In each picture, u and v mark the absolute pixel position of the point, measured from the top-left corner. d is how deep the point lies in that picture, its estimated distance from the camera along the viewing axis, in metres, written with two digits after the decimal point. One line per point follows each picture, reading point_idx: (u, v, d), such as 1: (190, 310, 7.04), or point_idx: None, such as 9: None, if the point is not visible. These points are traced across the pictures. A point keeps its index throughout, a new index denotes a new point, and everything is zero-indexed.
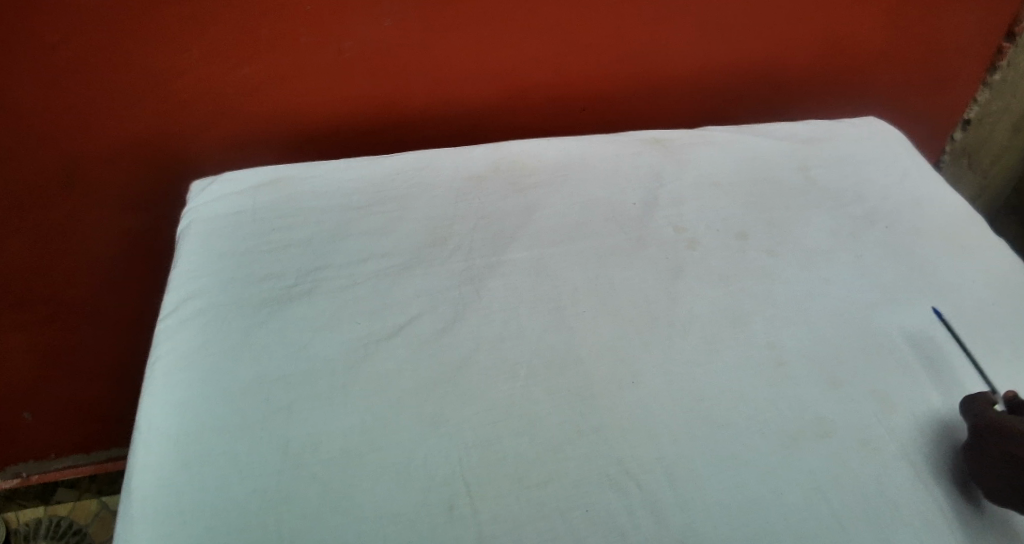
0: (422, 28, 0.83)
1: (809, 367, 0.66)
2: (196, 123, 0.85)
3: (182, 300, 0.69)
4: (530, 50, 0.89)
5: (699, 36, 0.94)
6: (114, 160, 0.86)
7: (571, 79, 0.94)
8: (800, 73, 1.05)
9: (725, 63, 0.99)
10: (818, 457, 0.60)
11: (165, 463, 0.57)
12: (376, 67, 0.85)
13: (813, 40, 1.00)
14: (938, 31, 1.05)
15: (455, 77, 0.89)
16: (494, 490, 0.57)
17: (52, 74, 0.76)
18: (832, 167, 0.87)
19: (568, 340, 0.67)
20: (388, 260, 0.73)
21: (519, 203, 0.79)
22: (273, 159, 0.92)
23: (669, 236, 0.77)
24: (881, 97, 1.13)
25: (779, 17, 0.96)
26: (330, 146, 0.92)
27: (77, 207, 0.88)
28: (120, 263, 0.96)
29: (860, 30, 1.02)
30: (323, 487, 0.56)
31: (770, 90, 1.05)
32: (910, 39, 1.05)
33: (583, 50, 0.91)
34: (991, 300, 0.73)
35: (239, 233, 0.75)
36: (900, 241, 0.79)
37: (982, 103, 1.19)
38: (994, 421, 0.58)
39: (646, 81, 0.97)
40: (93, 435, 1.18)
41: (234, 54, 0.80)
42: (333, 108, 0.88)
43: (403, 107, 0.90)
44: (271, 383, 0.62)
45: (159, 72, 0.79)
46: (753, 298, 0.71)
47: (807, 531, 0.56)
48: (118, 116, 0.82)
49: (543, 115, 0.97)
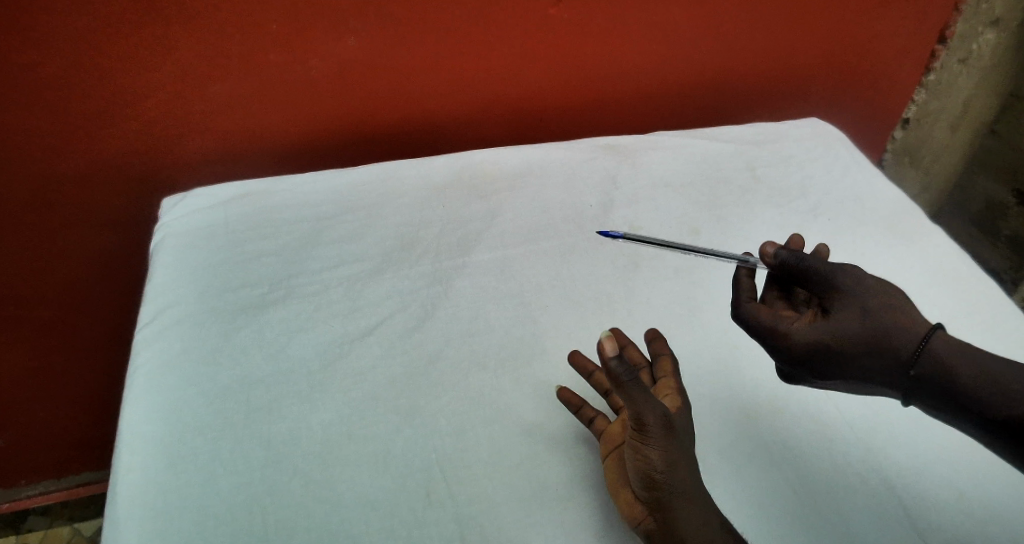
0: (393, 42, 0.87)
1: (757, 351, 0.71)
2: (182, 128, 0.86)
3: (160, 310, 0.71)
4: (498, 59, 0.93)
5: (705, 42, 1.03)
6: (85, 178, 0.86)
7: (557, 82, 0.99)
8: (785, 73, 1.13)
9: (678, 71, 1.05)
10: (770, 432, 0.65)
11: (150, 464, 0.59)
12: (360, 70, 0.88)
13: (813, 37, 1.09)
14: (929, 30, 1.15)
15: (427, 89, 0.93)
16: (470, 474, 0.60)
17: (50, 74, 0.77)
18: (776, 166, 0.93)
19: (533, 333, 0.70)
20: (358, 265, 0.76)
21: (484, 208, 0.83)
22: (258, 165, 0.94)
23: (625, 234, 0.81)
24: (854, 99, 1.22)
25: (778, 17, 1.04)
26: (306, 159, 0.95)
27: (50, 225, 0.89)
28: (96, 282, 0.97)
29: (824, 35, 1.09)
30: (305, 480, 0.59)
31: (719, 98, 1.11)
32: (875, 38, 1.13)
33: (573, 56, 0.97)
34: (925, 283, 0.79)
35: (214, 244, 0.77)
36: (841, 233, 0.84)
37: (920, 103, 1.27)
38: (801, 343, 0.60)
39: (612, 82, 1.02)
40: (76, 441, 1.16)
41: (209, 74, 0.82)
42: (316, 117, 0.91)
43: (376, 113, 0.93)
44: (252, 384, 0.65)
45: (136, 88, 0.81)
46: (704, 288, 0.76)
47: (762, 499, 0.60)
48: (94, 136, 0.83)
49: (519, 124, 1.02)
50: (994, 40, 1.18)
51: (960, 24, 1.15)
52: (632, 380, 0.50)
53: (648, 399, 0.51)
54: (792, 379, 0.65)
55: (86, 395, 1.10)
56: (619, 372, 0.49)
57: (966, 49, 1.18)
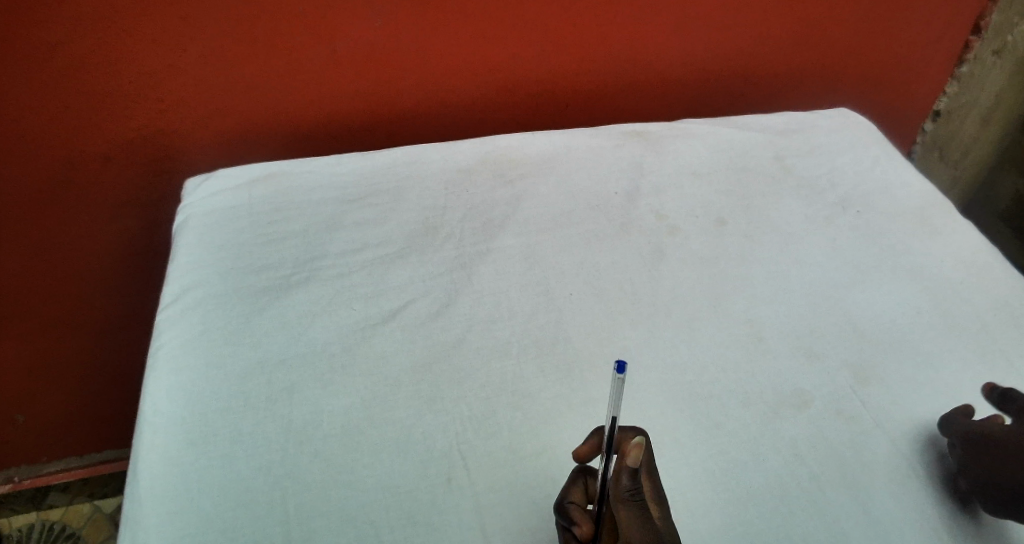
0: (412, 26, 0.86)
1: (785, 341, 0.69)
2: (203, 112, 0.86)
3: (183, 290, 0.71)
4: (520, 46, 0.92)
5: (733, 28, 1.00)
6: (110, 161, 0.87)
7: (579, 71, 0.98)
8: (814, 64, 1.10)
9: (705, 60, 1.03)
10: (797, 425, 0.63)
11: (170, 446, 0.60)
12: (375, 54, 0.87)
13: (845, 25, 1.06)
14: (963, 20, 1.12)
15: (446, 76, 0.92)
16: (490, 462, 0.59)
17: (75, 56, 0.77)
18: (807, 157, 0.91)
19: (556, 321, 0.69)
20: (381, 249, 0.75)
21: (508, 194, 0.82)
22: (277, 147, 0.93)
23: (650, 223, 0.80)
24: (882, 94, 1.20)
25: (807, 7, 1.02)
26: (326, 144, 0.95)
27: (78, 205, 0.90)
28: (120, 264, 0.98)
29: (855, 24, 1.07)
30: (325, 464, 0.59)
31: (747, 88, 1.10)
32: (906, 28, 1.10)
33: (597, 44, 0.95)
34: (958, 278, 0.77)
35: (237, 225, 0.77)
36: (873, 226, 0.82)
37: (951, 95, 1.24)
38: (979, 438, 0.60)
39: (637, 67, 1.00)
40: (99, 419, 1.17)
41: (229, 59, 0.82)
42: (337, 104, 0.91)
43: (396, 102, 0.93)
44: (274, 366, 0.65)
45: (156, 73, 0.81)
46: (731, 280, 0.75)
47: (787, 496, 0.59)
48: (116, 119, 0.84)
49: (540, 112, 1.01)
50: None
51: (995, 15, 1.12)
52: (637, 497, 0.50)
53: (642, 535, 0.49)
54: (810, 444, 0.62)
55: (105, 375, 1.11)
56: (628, 485, 0.50)
57: (1001, 40, 1.15)
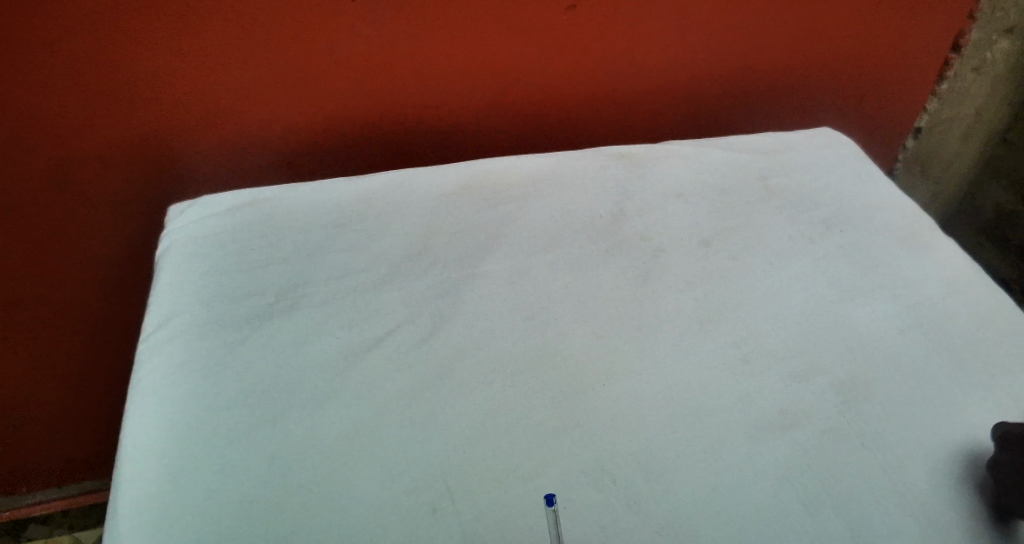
0: (415, 29, 0.87)
1: (772, 363, 0.69)
2: (200, 115, 0.87)
3: (166, 317, 0.70)
4: (524, 55, 0.94)
5: (720, 40, 1.02)
6: (108, 160, 0.88)
7: (576, 78, 1.00)
8: (793, 82, 1.12)
9: (703, 63, 1.04)
10: (784, 448, 0.63)
11: (152, 475, 0.59)
12: (372, 61, 0.89)
13: (836, 40, 1.08)
14: (943, 38, 1.14)
15: (448, 82, 0.94)
16: (477, 491, 0.58)
17: (75, 56, 0.78)
18: (791, 176, 0.92)
19: (543, 346, 0.69)
20: (365, 275, 0.75)
21: (493, 216, 0.82)
22: (274, 155, 0.95)
23: (636, 245, 0.80)
24: (857, 119, 1.22)
25: (793, 27, 1.04)
26: (324, 151, 0.96)
27: (75, 205, 0.91)
28: (114, 271, 0.99)
29: (837, 45, 1.09)
30: (308, 494, 0.58)
31: (736, 97, 1.11)
32: (884, 49, 1.12)
33: (593, 50, 0.97)
34: (944, 295, 0.77)
35: (222, 251, 0.77)
36: (859, 245, 0.83)
37: (932, 112, 1.25)
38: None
39: (636, 71, 1.01)
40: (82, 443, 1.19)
41: (228, 63, 0.84)
42: (336, 112, 0.93)
43: (397, 110, 0.95)
44: (258, 395, 0.64)
45: (154, 73, 0.82)
46: (717, 301, 0.75)
47: (776, 520, 0.58)
48: (116, 120, 0.85)
49: (539, 123, 1.03)
50: (1008, 47, 1.17)
51: (975, 31, 1.13)
52: None
53: None
54: (799, 467, 0.62)
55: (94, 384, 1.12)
56: None
57: (980, 57, 1.17)
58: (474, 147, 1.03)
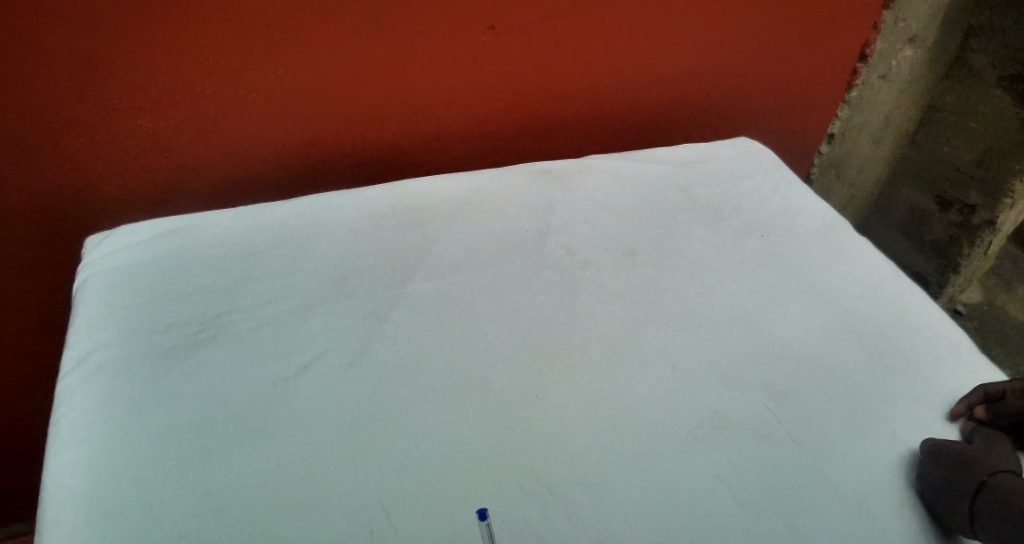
0: (416, 29, 0.88)
1: (696, 367, 0.72)
2: (197, 117, 0.86)
3: (85, 354, 0.68)
4: (530, 59, 0.97)
5: (695, 46, 1.08)
6: (113, 161, 0.85)
7: (558, 82, 1.02)
8: (708, 99, 1.17)
9: (702, 65, 1.11)
10: (710, 448, 0.66)
11: (77, 518, 0.57)
12: (371, 64, 0.89)
13: (779, 44, 1.14)
14: (853, 50, 1.20)
15: (448, 84, 0.95)
16: (415, 511, 0.59)
17: (76, 55, 0.76)
18: (709, 184, 0.96)
19: (474, 364, 0.70)
20: (290, 301, 0.74)
21: (418, 237, 0.83)
22: (246, 178, 0.95)
23: (561, 259, 0.82)
24: (773, 129, 1.28)
25: (739, 41, 1.10)
26: (317, 160, 0.96)
27: (69, 211, 0.87)
28: (42, 311, 0.95)
29: (753, 62, 1.14)
30: (243, 526, 0.57)
31: (702, 96, 1.16)
32: (795, 66, 1.19)
33: (570, 53, 0.99)
34: (858, 293, 0.82)
35: (141, 283, 0.75)
36: (774, 249, 0.87)
37: (844, 118, 1.32)
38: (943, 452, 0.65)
39: (642, 72, 1.07)
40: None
41: (230, 66, 0.83)
42: (330, 119, 0.93)
43: (394, 113, 0.96)
44: (185, 429, 0.63)
45: (152, 74, 0.80)
46: (641, 311, 0.77)
47: (707, 519, 0.61)
48: (111, 122, 0.82)
49: (527, 131, 1.06)
50: (910, 56, 1.26)
51: (879, 42, 1.21)
52: None
53: None
54: (726, 466, 0.65)
55: (17, 428, 1.06)
56: None
57: (884, 66, 1.25)
58: (453, 156, 1.04)
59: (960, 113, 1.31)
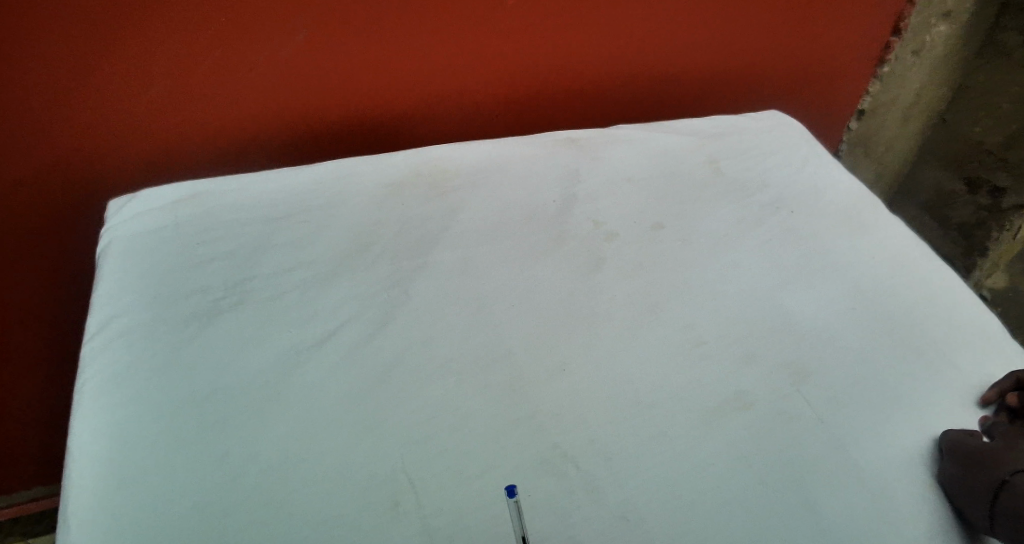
0: (417, 24, 0.86)
1: (722, 346, 0.70)
2: (196, 115, 0.85)
3: (106, 320, 0.67)
4: (534, 57, 0.96)
5: (702, 38, 1.05)
6: (105, 158, 0.85)
7: (570, 68, 1.00)
8: (730, 76, 1.14)
9: (700, 62, 1.09)
10: (737, 428, 0.64)
11: (98, 487, 0.56)
12: (372, 63, 0.88)
13: (796, 26, 1.10)
14: (883, 24, 1.17)
15: (451, 77, 0.94)
16: (436, 484, 0.58)
17: (75, 57, 0.75)
18: (736, 159, 0.93)
19: (494, 337, 0.69)
20: (310, 270, 0.73)
21: (441, 206, 0.81)
22: (260, 166, 0.94)
23: (587, 231, 0.80)
24: (799, 103, 1.25)
25: (752, 29, 1.08)
26: (326, 145, 0.95)
27: (69, 208, 0.87)
28: (55, 288, 0.94)
29: (774, 42, 1.11)
30: (264, 496, 0.56)
31: (713, 85, 1.14)
32: (818, 45, 1.15)
33: (584, 37, 0.97)
34: (887, 274, 0.79)
35: (161, 250, 0.74)
36: (802, 225, 0.84)
37: (874, 94, 1.28)
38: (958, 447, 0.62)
39: (646, 71, 1.06)
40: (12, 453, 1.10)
41: (228, 68, 0.82)
42: (330, 111, 0.91)
43: (404, 100, 0.94)
44: (206, 398, 0.62)
45: (150, 73, 0.79)
46: (665, 287, 0.75)
47: (733, 500, 0.60)
48: (112, 119, 0.82)
49: (541, 112, 1.04)
50: (946, 31, 1.21)
51: (913, 16, 1.16)
52: None
53: None
54: (752, 447, 0.63)
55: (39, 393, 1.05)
56: None
57: (918, 41, 1.21)
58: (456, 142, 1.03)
59: (991, 92, 1.26)
